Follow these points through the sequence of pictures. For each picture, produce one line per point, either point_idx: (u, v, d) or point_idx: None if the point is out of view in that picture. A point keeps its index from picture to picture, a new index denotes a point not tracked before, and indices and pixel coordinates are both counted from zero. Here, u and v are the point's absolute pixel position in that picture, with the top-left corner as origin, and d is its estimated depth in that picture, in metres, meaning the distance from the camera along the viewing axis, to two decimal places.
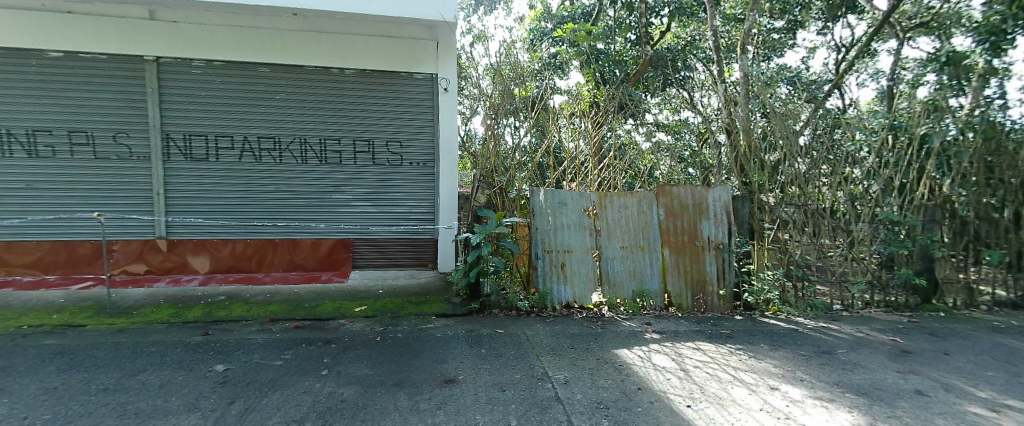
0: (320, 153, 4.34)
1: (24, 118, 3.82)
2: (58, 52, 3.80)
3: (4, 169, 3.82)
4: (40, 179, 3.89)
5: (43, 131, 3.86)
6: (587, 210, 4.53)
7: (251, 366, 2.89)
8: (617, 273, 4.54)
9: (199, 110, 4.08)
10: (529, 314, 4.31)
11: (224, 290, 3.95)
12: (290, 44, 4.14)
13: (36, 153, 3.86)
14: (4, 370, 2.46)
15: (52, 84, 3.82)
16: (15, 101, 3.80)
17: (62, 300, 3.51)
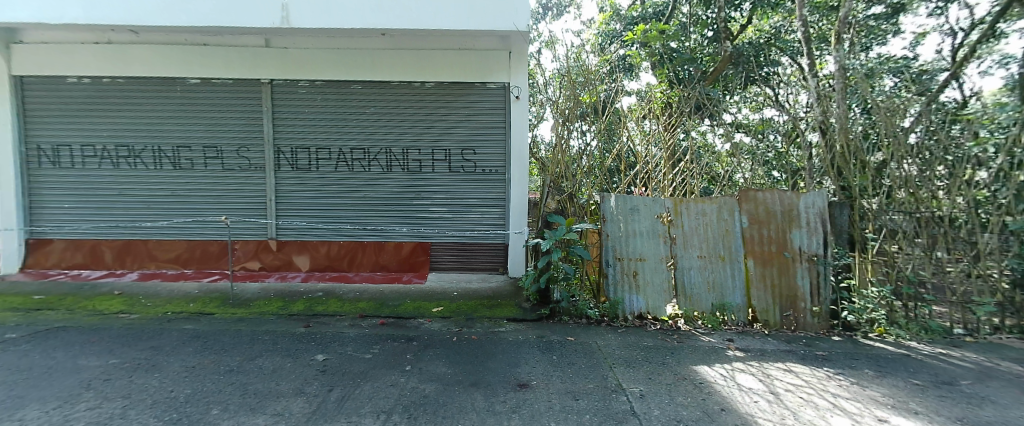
0: (402, 162, 4.64)
1: (171, 136, 4.56)
2: (198, 80, 4.51)
3: (158, 179, 4.60)
4: (182, 188, 4.61)
5: (185, 147, 4.57)
6: (661, 216, 4.31)
7: (345, 358, 3.14)
8: (694, 284, 4.25)
9: (299, 125, 4.57)
10: (600, 323, 4.16)
11: (322, 286, 4.35)
12: (378, 62, 4.50)
13: (180, 166, 4.58)
14: (158, 348, 2.92)
15: (193, 108, 4.53)
16: (166, 123, 4.55)
17: (196, 291, 4.10)
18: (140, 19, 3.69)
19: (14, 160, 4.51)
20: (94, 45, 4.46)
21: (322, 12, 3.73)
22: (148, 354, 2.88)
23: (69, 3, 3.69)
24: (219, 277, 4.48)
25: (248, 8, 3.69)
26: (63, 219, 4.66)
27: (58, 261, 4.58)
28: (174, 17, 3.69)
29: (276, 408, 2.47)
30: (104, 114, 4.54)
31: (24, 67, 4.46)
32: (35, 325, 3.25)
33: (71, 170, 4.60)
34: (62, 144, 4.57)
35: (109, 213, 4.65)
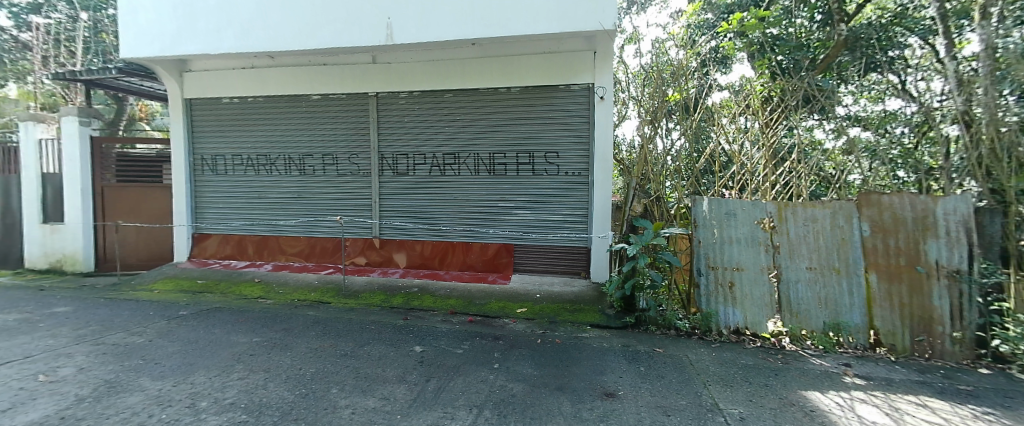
0: (489, 165, 4.80)
1: (298, 146, 5.22)
2: (319, 96, 5.13)
3: (288, 183, 5.31)
4: (306, 191, 5.26)
5: (309, 156, 5.20)
6: (761, 222, 3.83)
7: (439, 351, 3.32)
8: (801, 298, 3.70)
9: (393, 134, 4.97)
10: (691, 336, 3.86)
11: (416, 282, 4.68)
12: (468, 71, 4.72)
13: (304, 171, 5.24)
14: (289, 331, 3.36)
15: (317, 121, 5.16)
16: (294, 135, 5.23)
17: (315, 282, 4.68)
18: (275, 45, 4.30)
19: (185, 168, 5.52)
20: (241, 70, 5.29)
21: (420, 27, 4.02)
22: (280, 334, 3.32)
23: (225, 36, 4.42)
24: (332, 270, 5.03)
25: (359, 29, 4.11)
26: (217, 217, 5.59)
27: (212, 253, 5.52)
28: (300, 43, 4.24)
29: (382, 392, 2.69)
30: (249, 129, 5.36)
31: (193, 92, 5.45)
32: (197, 305, 3.95)
33: (223, 176, 5.50)
34: (218, 155, 5.48)
35: (249, 212, 5.47)
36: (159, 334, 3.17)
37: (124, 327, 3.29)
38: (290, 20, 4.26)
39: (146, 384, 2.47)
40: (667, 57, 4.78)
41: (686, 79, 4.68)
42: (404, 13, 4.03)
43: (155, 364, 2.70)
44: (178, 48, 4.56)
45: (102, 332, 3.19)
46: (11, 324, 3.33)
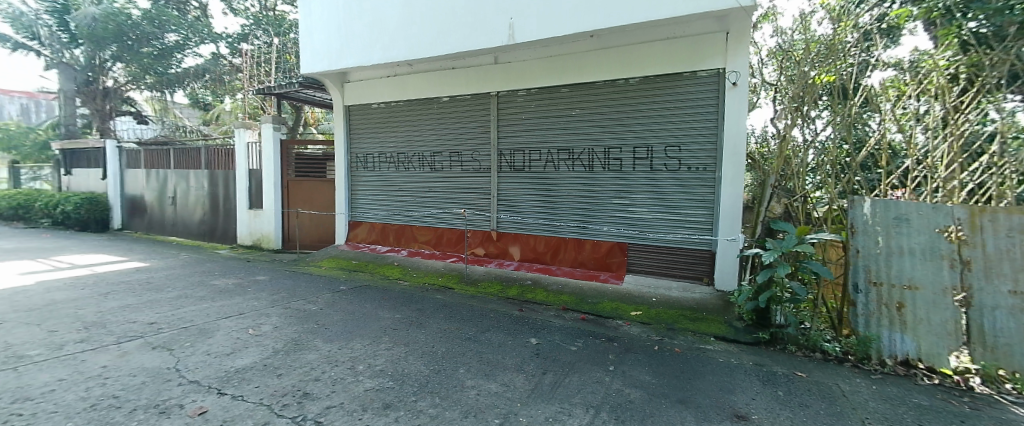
0: (604, 160, 4.68)
1: (428, 145, 5.78)
2: (448, 97, 5.58)
3: (420, 178, 5.89)
4: (435, 185, 5.77)
5: (437, 154, 5.71)
6: (946, 231, 2.77)
7: (554, 345, 3.34)
8: (1004, 332, 2.56)
9: (511, 131, 5.17)
10: (841, 363, 2.98)
11: (528, 275, 4.88)
12: (585, 63, 4.66)
13: (433, 167, 5.76)
14: (423, 312, 3.74)
15: (446, 121, 5.62)
16: (426, 135, 5.79)
17: (443, 269, 5.26)
18: (414, 53, 4.78)
19: (344, 165, 6.52)
20: (386, 78, 6.03)
21: (542, 24, 4.07)
22: (414, 314, 3.70)
23: (375, 49, 5.07)
24: (456, 259, 5.49)
25: (485, 32, 4.33)
26: (365, 208, 6.50)
27: (361, 238, 6.48)
28: (431, 51, 4.66)
29: (502, 378, 2.78)
30: (390, 130, 6.10)
31: (351, 98, 6.39)
32: (348, 283, 4.63)
33: (368, 172, 6.37)
34: (366, 154, 6.37)
35: (388, 204, 6.24)
36: (327, 304, 3.80)
37: (300, 296, 4.01)
38: (426, 29, 4.69)
39: (318, 345, 2.95)
40: (810, 32, 4.18)
41: (842, 55, 3.97)
42: (527, 12, 4.12)
43: (323, 329, 3.22)
44: (340, 62, 5.38)
45: (288, 298, 3.94)
46: (230, 286, 4.32)
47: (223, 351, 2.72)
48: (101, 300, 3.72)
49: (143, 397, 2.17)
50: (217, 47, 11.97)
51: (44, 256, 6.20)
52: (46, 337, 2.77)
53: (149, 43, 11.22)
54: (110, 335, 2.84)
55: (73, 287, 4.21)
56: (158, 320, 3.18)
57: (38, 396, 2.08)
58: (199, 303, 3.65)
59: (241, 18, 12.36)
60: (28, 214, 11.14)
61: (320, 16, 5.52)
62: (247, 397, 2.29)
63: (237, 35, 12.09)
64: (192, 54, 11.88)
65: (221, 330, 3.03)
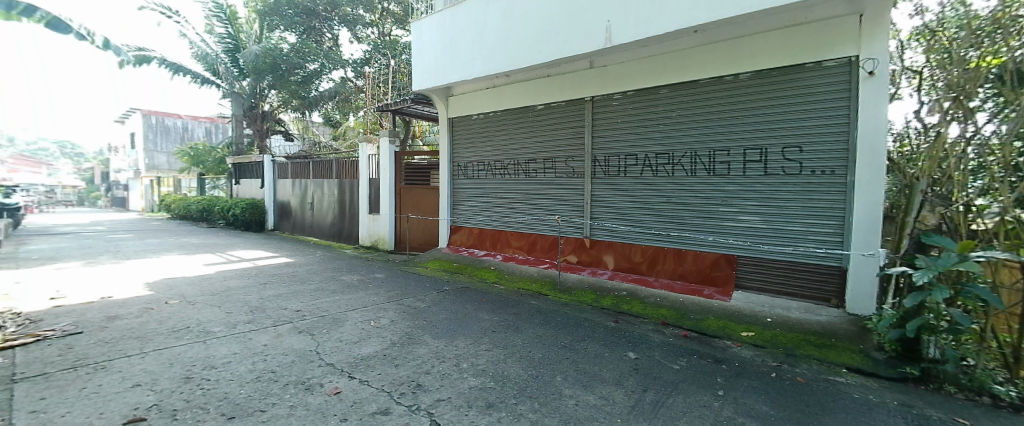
0: (708, 164, 4.42)
1: (523, 152, 6.02)
2: (543, 105, 5.76)
3: (515, 185, 6.15)
4: (529, 192, 5.98)
5: (532, 161, 5.92)
6: None
7: (654, 362, 3.14)
8: None
9: (606, 135, 5.17)
10: (1017, 412, 2.23)
11: (625, 286, 4.76)
12: (687, 62, 4.48)
13: (528, 174, 5.98)
14: (521, 316, 3.85)
15: (541, 128, 5.80)
16: (520, 143, 6.06)
17: (536, 275, 5.41)
18: (513, 65, 4.98)
19: (445, 173, 7.05)
20: (484, 90, 6.42)
21: (642, 24, 3.94)
22: (512, 318, 3.79)
23: (477, 64, 5.39)
24: (549, 265, 5.61)
25: (581, 37, 4.34)
26: (463, 213, 6.94)
27: (459, 242, 6.91)
28: (528, 60, 4.82)
29: (601, 391, 2.67)
30: (487, 139, 6.49)
31: (454, 111, 6.92)
32: (450, 284, 4.94)
33: (466, 179, 6.83)
34: (465, 162, 6.85)
35: (485, 210, 6.58)
36: (433, 302, 4.09)
37: (411, 294, 4.38)
38: (523, 40, 4.85)
39: (427, 340, 3.17)
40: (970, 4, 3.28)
41: (1013, 29, 2.98)
42: (625, 13, 4.03)
43: (432, 326, 3.46)
44: (446, 78, 5.85)
45: (402, 295, 4.33)
46: (355, 282, 4.89)
47: (351, 340, 3.06)
48: (262, 288, 4.50)
49: (293, 373, 2.52)
50: (344, 71, 13.68)
51: (218, 250, 7.71)
52: (225, 317, 3.41)
53: (294, 72, 13.05)
54: (268, 319, 3.40)
55: (243, 276, 5.18)
56: (302, 308, 3.71)
57: (220, 365, 2.54)
58: (332, 296, 4.20)
59: (362, 44, 14.00)
60: (209, 215, 14.00)
61: (428, 38, 6.07)
62: (371, 383, 2.53)
63: (360, 60, 13.71)
64: (327, 79, 13.75)
65: (349, 321, 3.44)
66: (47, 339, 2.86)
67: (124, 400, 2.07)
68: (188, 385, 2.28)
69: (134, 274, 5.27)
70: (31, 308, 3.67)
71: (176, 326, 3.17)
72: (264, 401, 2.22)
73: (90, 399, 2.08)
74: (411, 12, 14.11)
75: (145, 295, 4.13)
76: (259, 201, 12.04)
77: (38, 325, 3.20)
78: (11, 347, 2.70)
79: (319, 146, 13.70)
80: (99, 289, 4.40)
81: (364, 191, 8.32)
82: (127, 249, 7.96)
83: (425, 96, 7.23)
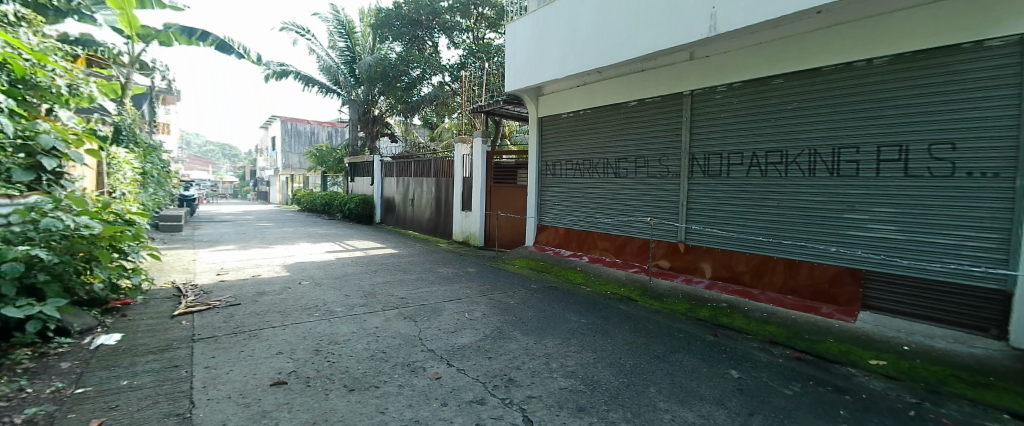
0: (830, 165, 3.90)
1: (614, 151, 5.95)
2: (636, 101, 5.64)
3: (604, 184, 6.07)
4: (618, 192, 5.87)
5: (623, 159, 5.81)
6: None
7: (761, 384, 2.79)
8: None
9: (706, 132, 4.85)
10: None
11: (724, 297, 4.37)
12: (807, 47, 4.00)
13: (618, 173, 5.87)
14: (610, 320, 3.75)
15: (634, 126, 5.66)
16: (612, 140, 5.98)
17: (624, 278, 5.23)
18: (605, 60, 4.88)
19: (533, 171, 7.22)
20: (576, 88, 6.45)
21: (753, 8, 3.56)
22: (601, 322, 3.70)
23: (568, 61, 5.39)
24: (638, 270, 5.38)
25: (682, 27, 4.08)
26: (550, 213, 7.00)
27: (545, 242, 6.97)
28: (621, 55, 4.68)
29: (699, 408, 2.45)
30: (577, 137, 6.52)
31: (544, 110, 7.04)
32: (537, 282, 5.01)
33: (554, 177, 6.91)
34: (552, 161, 6.94)
35: (572, 210, 6.58)
36: (521, 300, 4.16)
37: (500, 289, 4.51)
38: (617, 34, 4.73)
39: (517, 336, 3.23)
40: None
41: None
42: None
43: (521, 323, 3.52)
44: (537, 77, 5.95)
45: (493, 290, 4.48)
46: (450, 274, 5.20)
47: (448, 329, 3.25)
48: (372, 275, 5.00)
49: (400, 355, 2.75)
50: (442, 76, 14.63)
51: (336, 240, 8.83)
52: (344, 299, 3.86)
53: (401, 79, 14.26)
54: (379, 303, 3.76)
55: (357, 263, 5.83)
56: (406, 296, 4.04)
57: (341, 341, 2.86)
58: (430, 286, 4.50)
59: (460, 50, 14.79)
60: (328, 209, 16.11)
61: (520, 40, 6.23)
62: (467, 372, 2.64)
63: (456, 64, 14.57)
64: (427, 85, 14.83)
65: (446, 311, 3.64)
66: (214, 308, 3.49)
67: (271, 364, 2.44)
68: (318, 357, 2.60)
69: (273, 257, 6.24)
70: (206, 280, 4.55)
71: (307, 304, 3.66)
72: (376, 378, 2.44)
73: (245, 360, 2.48)
74: (504, 15, 14.64)
75: (284, 275, 4.85)
76: (369, 196, 13.53)
77: (210, 295, 3.94)
78: (192, 312, 3.35)
79: (421, 147, 14.92)
80: (250, 268, 5.29)
81: (457, 189, 8.85)
82: (270, 235, 9.53)
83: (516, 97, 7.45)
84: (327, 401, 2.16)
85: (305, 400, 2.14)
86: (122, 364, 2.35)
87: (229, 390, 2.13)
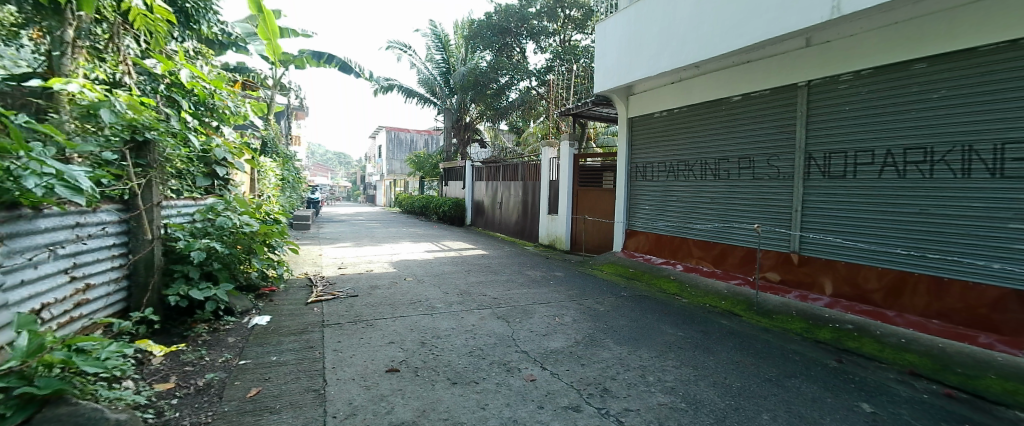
0: (992, 165, 3.17)
1: (712, 151, 5.56)
2: (740, 96, 5.21)
3: (701, 187, 5.71)
4: (719, 195, 5.47)
5: (724, 160, 5.41)
6: None
7: (907, 423, 2.32)
8: None
9: (826, 130, 4.31)
10: None
11: (850, 318, 3.76)
12: (956, 24, 3.32)
13: (718, 175, 5.48)
14: (709, 335, 3.48)
15: (737, 124, 5.25)
16: (710, 140, 5.59)
17: (724, 291, 4.82)
18: (705, 54, 4.59)
19: (622, 173, 7.02)
20: (671, 84, 6.14)
21: None
22: (700, 337, 3.44)
23: (663, 57, 5.16)
24: (741, 281, 4.94)
25: (798, 11, 3.68)
26: (640, 218, 6.74)
27: (634, 248, 6.73)
28: (723, 48, 4.37)
29: None
30: (670, 137, 6.21)
31: (634, 110, 6.82)
32: (627, 290, 4.84)
33: (643, 179, 6.67)
34: (642, 162, 6.70)
35: (664, 215, 6.28)
36: (612, 307, 4.05)
37: (590, 295, 4.45)
38: (718, 26, 4.43)
39: (610, 345, 3.13)
40: None
41: None
42: None
43: (613, 331, 3.42)
44: (627, 75, 5.80)
45: (581, 295, 4.43)
46: (538, 277, 5.26)
47: (540, 332, 3.27)
48: (466, 274, 5.26)
49: (496, 354, 2.83)
50: (529, 81, 14.92)
51: (432, 240, 9.55)
52: (444, 296, 4.11)
53: (490, 87, 14.87)
54: (474, 302, 3.93)
55: (453, 262, 6.20)
56: (499, 297, 4.17)
57: (443, 336, 3.04)
58: (520, 288, 4.60)
59: (547, 54, 14.98)
60: (425, 211, 17.49)
61: (610, 39, 6.13)
62: (561, 377, 2.61)
63: (543, 68, 14.78)
64: (514, 90, 15.27)
65: (537, 314, 3.68)
66: (338, 298, 3.96)
67: (385, 353, 2.68)
68: (423, 349, 2.79)
69: (381, 254, 6.93)
70: (330, 273, 5.21)
71: (412, 299, 3.97)
72: (476, 374, 2.54)
73: (365, 346, 2.76)
74: (593, 15, 14.46)
75: (391, 271, 5.34)
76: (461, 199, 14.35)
77: (333, 286, 4.49)
78: (321, 301, 3.84)
79: (508, 151, 15.38)
80: (364, 263, 5.94)
81: (546, 193, 8.93)
82: (377, 234, 10.67)
83: (605, 98, 7.32)
84: (434, 391, 2.29)
85: (415, 389, 2.29)
86: (271, 342, 2.76)
87: (353, 373, 2.39)
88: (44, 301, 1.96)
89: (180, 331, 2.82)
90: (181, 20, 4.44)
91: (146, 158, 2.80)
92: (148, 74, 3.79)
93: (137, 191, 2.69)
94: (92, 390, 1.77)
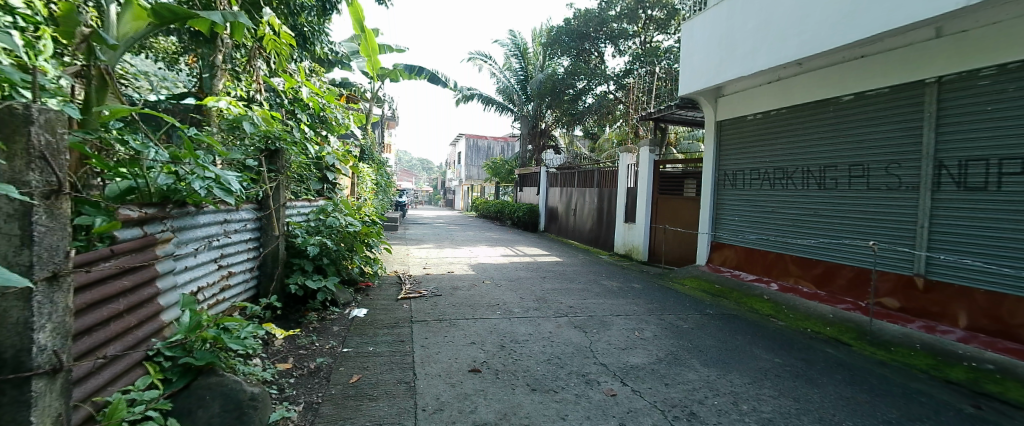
0: None
1: (816, 158, 5.01)
2: (852, 95, 4.62)
3: (802, 197, 5.16)
4: (824, 207, 4.89)
5: (830, 167, 4.84)
6: None
7: None
8: None
9: (960, 133, 3.66)
10: None
11: (990, 356, 3.11)
12: None
13: (823, 184, 4.91)
14: (810, 364, 3.11)
15: (846, 127, 4.66)
16: (813, 146, 5.04)
17: (832, 315, 4.25)
18: (808, 50, 4.17)
19: (707, 181, 6.59)
20: (767, 85, 5.65)
21: None
22: (802, 366, 3.09)
23: (758, 56, 4.78)
24: (850, 305, 4.34)
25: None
26: (727, 230, 6.26)
27: (721, 262, 6.25)
28: (830, 43, 3.95)
29: None
30: (764, 142, 5.71)
31: (723, 113, 6.40)
32: (712, 307, 4.52)
33: (732, 188, 6.20)
34: (730, 169, 6.25)
35: (757, 227, 5.76)
36: (696, 325, 3.80)
37: (671, 310, 4.22)
38: (826, 18, 3.99)
39: (695, 366, 2.94)
40: None
41: None
42: None
43: (699, 351, 3.21)
44: (714, 76, 5.48)
45: (662, 310, 4.22)
46: (615, 288, 5.11)
47: (619, 345, 3.18)
48: (540, 280, 5.28)
49: (574, 364, 2.80)
50: (606, 86, 14.65)
51: (506, 244, 9.79)
52: (521, 301, 4.17)
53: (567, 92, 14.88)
54: (550, 309, 3.93)
55: (529, 268, 6.27)
56: (574, 305, 4.12)
57: (521, 341, 3.08)
58: (597, 298, 4.51)
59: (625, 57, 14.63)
60: (499, 215, 17.95)
61: (696, 38, 5.84)
62: (644, 395, 2.50)
63: (621, 73, 14.44)
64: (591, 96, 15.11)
65: (615, 326, 3.57)
66: (424, 297, 4.20)
67: (467, 353, 2.78)
68: (503, 352, 2.85)
69: (460, 256, 7.24)
70: (417, 272, 5.56)
71: (490, 302, 4.08)
72: (555, 383, 2.52)
73: (449, 345, 2.89)
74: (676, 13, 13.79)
75: (470, 274, 5.54)
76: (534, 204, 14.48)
77: (419, 284, 4.77)
78: (410, 298, 4.11)
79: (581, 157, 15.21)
80: (446, 265, 6.25)
81: (622, 200, 8.72)
82: (456, 238, 11.19)
83: (690, 100, 6.92)
84: (514, 396, 2.31)
85: (496, 391, 2.35)
86: (368, 334, 3.01)
87: (438, 369, 2.52)
88: (200, 285, 2.33)
89: (295, 318, 3.23)
90: (301, 43, 5.07)
91: (276, 164, 3.27)
92: (274, 91, 4.34)
93: (268, 193, 3.15)
94: (234, 364, 2.04)
